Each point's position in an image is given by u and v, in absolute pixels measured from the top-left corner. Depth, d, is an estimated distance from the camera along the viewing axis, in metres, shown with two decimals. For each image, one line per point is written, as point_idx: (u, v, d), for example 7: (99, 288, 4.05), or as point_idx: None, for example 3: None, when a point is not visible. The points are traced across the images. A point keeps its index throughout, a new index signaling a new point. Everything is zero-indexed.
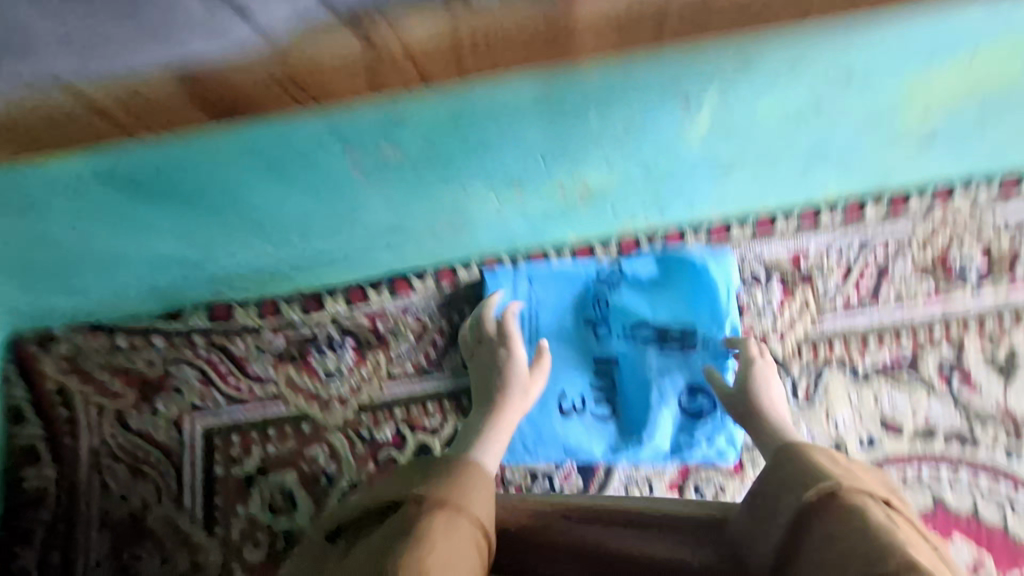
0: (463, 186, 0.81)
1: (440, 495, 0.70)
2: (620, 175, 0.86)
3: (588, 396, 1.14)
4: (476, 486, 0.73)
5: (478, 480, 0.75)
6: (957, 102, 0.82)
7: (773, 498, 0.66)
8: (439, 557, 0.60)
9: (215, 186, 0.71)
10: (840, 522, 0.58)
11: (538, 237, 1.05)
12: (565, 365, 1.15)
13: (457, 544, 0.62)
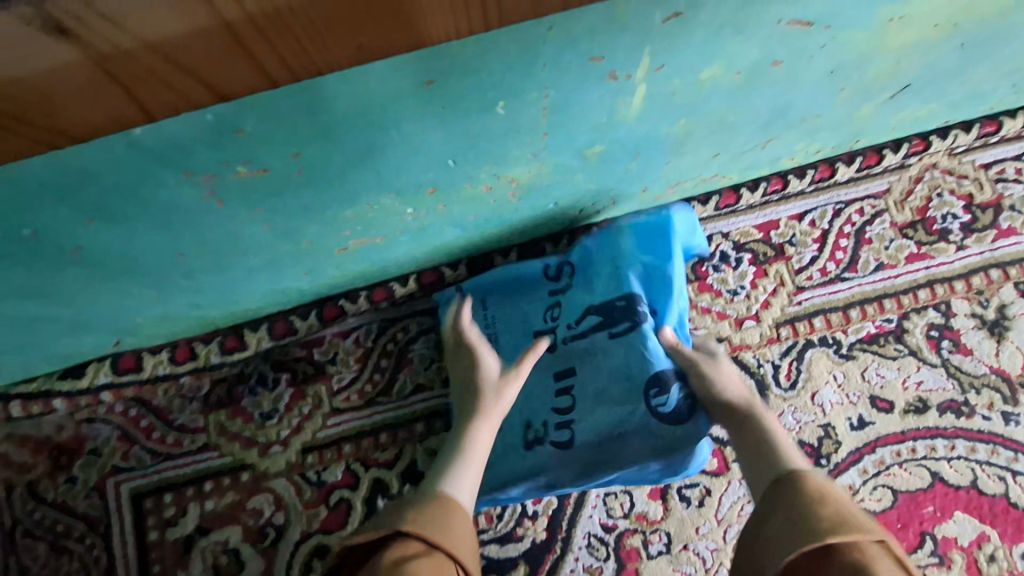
0: (366, 201, 0.68)
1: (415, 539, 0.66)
2: (553, 169, 0.73)
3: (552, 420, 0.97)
4: (455, 523, 0.71)
5: (459, 519, 0.73)
6: (935, 44, 0.69)
7: (770, 510, 0.69)
8: None
9: (34, 239, 0.56)
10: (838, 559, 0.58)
11: (478, 242, 0.93)
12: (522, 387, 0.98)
13: None
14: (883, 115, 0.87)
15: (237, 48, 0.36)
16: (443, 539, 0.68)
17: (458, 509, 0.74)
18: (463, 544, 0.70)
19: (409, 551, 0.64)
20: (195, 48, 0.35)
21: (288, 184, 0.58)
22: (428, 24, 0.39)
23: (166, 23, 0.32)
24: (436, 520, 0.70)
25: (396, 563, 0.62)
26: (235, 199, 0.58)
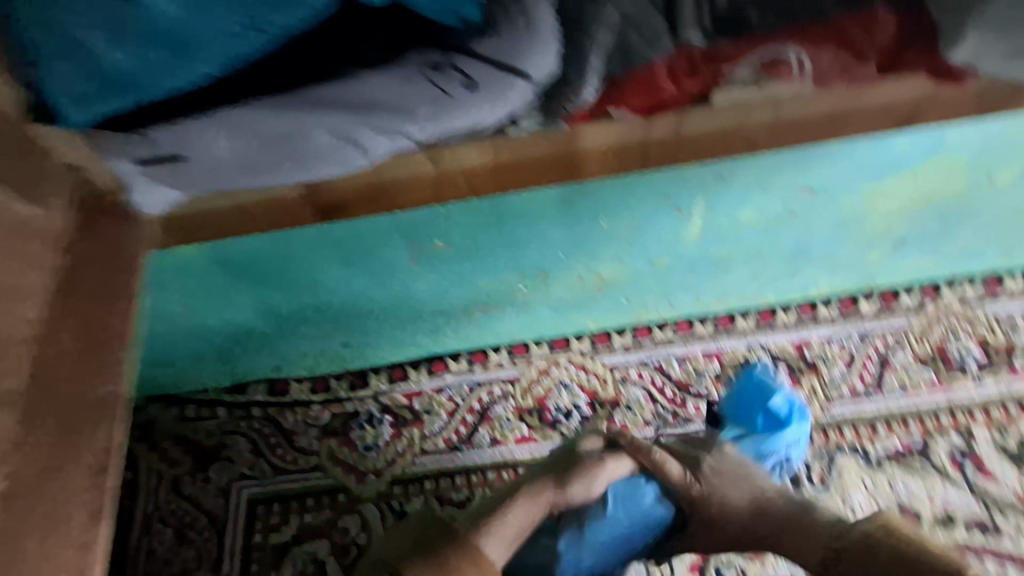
0: (498, 276, 0.97)
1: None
2: (631, 270, 1.01)
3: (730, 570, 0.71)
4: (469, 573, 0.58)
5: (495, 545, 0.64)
6: (916, 213, 0.94)
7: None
8: None
9: (297, 271, 0.87)
10: None
11: (561, 324, 1.19)
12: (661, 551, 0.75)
13: None
14: (890, 261, 1.12)
15: (495, 179, 0.59)
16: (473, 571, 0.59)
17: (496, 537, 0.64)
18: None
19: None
20: (478, 178, 0.59)
21: (461, 259, 0.89)
22: (603, 176, 0.63)
23: (470, 159, 0.56)
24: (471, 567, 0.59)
25: None
26: (427, 263, 0.88)
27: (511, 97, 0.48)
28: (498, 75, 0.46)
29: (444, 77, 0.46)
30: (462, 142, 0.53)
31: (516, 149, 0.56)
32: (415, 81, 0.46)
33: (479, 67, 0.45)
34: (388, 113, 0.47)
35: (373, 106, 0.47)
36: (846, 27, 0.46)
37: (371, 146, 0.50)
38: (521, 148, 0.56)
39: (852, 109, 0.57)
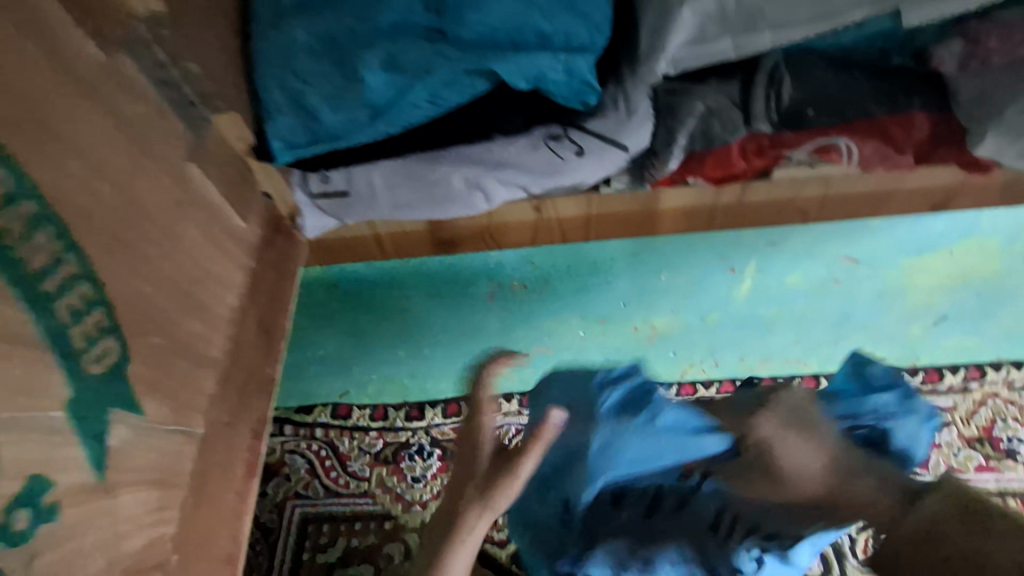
0: (560, 317, 1.02)
1: None
2: (682, 324, 1.06)
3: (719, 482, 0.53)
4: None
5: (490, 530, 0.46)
6: (954, 290, 1.00)
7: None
8: None
9: (394, 298, 1.02)
10: None
11: None
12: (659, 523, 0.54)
13: None
14: (932, 340, 1.17)
15: (584, 225, 0.71)
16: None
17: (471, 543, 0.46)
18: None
19: None
20: (569, 225, 0.71)
21: (535, 304, 1.01)
22: (673, 235, 0.74)
23: (567, 210, 0.69)
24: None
25: None
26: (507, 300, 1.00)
27: (610, 163, 0.60)
28: (601, 147, 0.59)
29: (559, 147, 0.59)
30: (563, 196, 0.66)
31: (605, 204, 0.68)
32: (535, 149, 0.59)
33: (589, 138, 0.58)
34: (510, 171, 0.61)
35: (500, 167, 0.60)
36: (890, 123, 0.57)
37: (493, 195, 0.62)
38: (609, 204, 0.68)
39: (896, 188, 0.67)
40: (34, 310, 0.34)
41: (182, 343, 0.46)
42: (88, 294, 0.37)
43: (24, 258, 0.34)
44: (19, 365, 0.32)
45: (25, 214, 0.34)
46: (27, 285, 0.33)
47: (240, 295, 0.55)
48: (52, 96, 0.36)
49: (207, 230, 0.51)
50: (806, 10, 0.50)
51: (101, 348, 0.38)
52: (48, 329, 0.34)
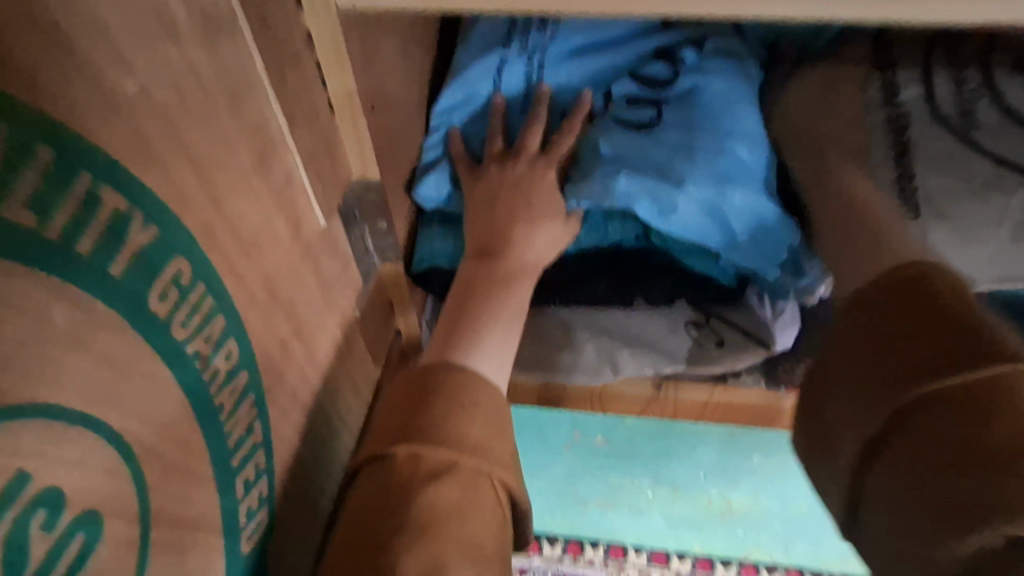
0: (631, 478, 1.01)
1: (423, 429, 0.41)
2: (760, 505, 1.01)
3: (691, 87, 0.53)
4: (491, 398, 0.44)
5: (484, 410, 0.44)
6: None
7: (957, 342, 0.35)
8: (473, 429, 0.42)
9: None
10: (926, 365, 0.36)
11: (666, 539, 1.12)
12: (594, 39, 0.56)
13: (485, 435, 0.42)
14: None
15: (699, 408, 0.68)
16: (459, 478, 0.39)
17: (482, 412, 0.43)
18: (503, 424, 0.44)
19: (447, 378, 0.44)
20: (684, 407, 0.69)
21: (620, 459, 0.97)
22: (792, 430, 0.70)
23: (690, 392, 0.66)
24: (374, 513, 0.38)
25: (453, 399, 0.43)
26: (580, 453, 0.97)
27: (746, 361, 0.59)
28: (741, 339, 0.59)
29: (703, 332, 0.60)
30: (687, 379, 0.64)
31: (726, 395, 0.66)
32: (664, 319, 0.61)
33: (732, 332, 0.59)
34: (637, 345, 0.61)
35: (627, 342, 0.61)
36: None
37: (624, 368, 0.60)
38: (732, 395, 0.65)
39: None
40: (207, 436, 0.30)
41: (310, 496, 0.44)
42: (261, 463, 0.36)
43: (220, 403, 0.31)
44: (199, 554, 0.30)
45: (225, 341, 0.31)
46: (226, 463, 0.32)
47: (359, 441, 0.53)
48: (286, 267, 0.37)
49: (353, 375, 0.51)
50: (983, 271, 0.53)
51: (255, 517, 0.36)
52: (221, 497, 0.32)
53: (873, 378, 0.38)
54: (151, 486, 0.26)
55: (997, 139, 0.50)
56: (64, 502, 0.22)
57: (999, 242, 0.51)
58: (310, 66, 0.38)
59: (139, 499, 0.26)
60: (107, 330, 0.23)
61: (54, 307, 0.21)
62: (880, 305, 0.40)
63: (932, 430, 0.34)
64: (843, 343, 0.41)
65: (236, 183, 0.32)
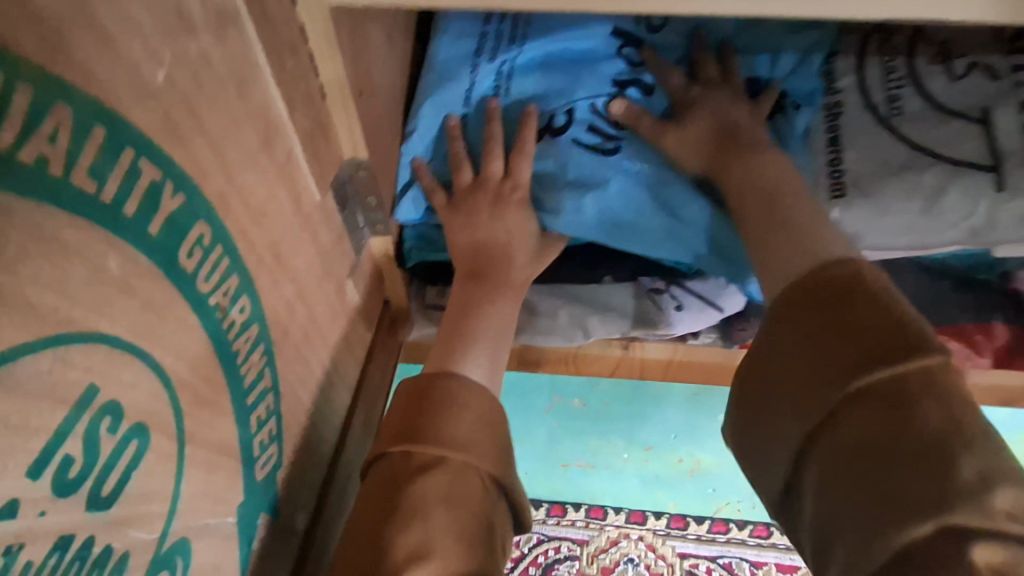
0: (608, 440, 1.08)
1: (420, 426, 0.47)
2: (727, 462, 1.09)
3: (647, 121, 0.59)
4: (479, 399, 0.49)
5: (475, 408, 0.48)
6: None
7: (872, 330, 0.38)
8: (464, 429, 0.47)
9: None
10: (844, 360, 0.38)
11: (643, 498, 1.20)
12: (560, 56, 0.60)
13: (477, 434, 0.47)
14: None
15: (663, 367, 0.75)
16: (448, 471, 0.44)
17: (472, 412, 0.48)
18: (495, 425, 0.49)
19: (441, 381, 0.50)
20: (650, 366, 0.75)
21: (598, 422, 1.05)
22: None
23: (655, 351, 0.72)
24: (378, 499, 0.44)
25: (444, 404, 0.48)
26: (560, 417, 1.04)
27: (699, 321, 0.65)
28: (697, 303, 0.65)
29: (664, 299, 0.66)
30: (652, 340, 0.70)
31: (687, 353, 0.72)
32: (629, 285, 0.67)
33: (690, 298, 0.65)
34: (605, 311, 0.67)
35: (595, 309, 0.67)
36: None
37: (594, 332, 0.67)
38: (693, 354, 0.72)
39: (978, 383, 0.68)
40: (226, 374, 0.36)
41: (313, 441, 0.50)
42: (271, 405, 0.41)
43: (237, 348, 0.37)
44: (223, 475, 0.36)
45: (240, 296, 0.37)
46: (242, 401, 0.38)
47: (354, 399, 0.59)
48: (289, 236, 0.43)
49: (348, 337, 0.56)
50: (904, 240, 0.57)
51: (267, 451, 0.41)
52: (238, 429, 0.37)
53: (805, 382, 0.40)
54: (185, 411, 0.32)
55: (915, 123, 0.58)
56: (122, 412, 0.27)
57: (914, 213, 0.56)
58: (305, 56, 0.43)
59: (175, 420, 0.31)
60: (149, 280, 0.29)
61: (110, 256, 0.26)
62: (800, 297, 0.42)
63: (857, 428, 0.36)
64: (768, 342, 0.43)
65: (246, 161, 0.37)
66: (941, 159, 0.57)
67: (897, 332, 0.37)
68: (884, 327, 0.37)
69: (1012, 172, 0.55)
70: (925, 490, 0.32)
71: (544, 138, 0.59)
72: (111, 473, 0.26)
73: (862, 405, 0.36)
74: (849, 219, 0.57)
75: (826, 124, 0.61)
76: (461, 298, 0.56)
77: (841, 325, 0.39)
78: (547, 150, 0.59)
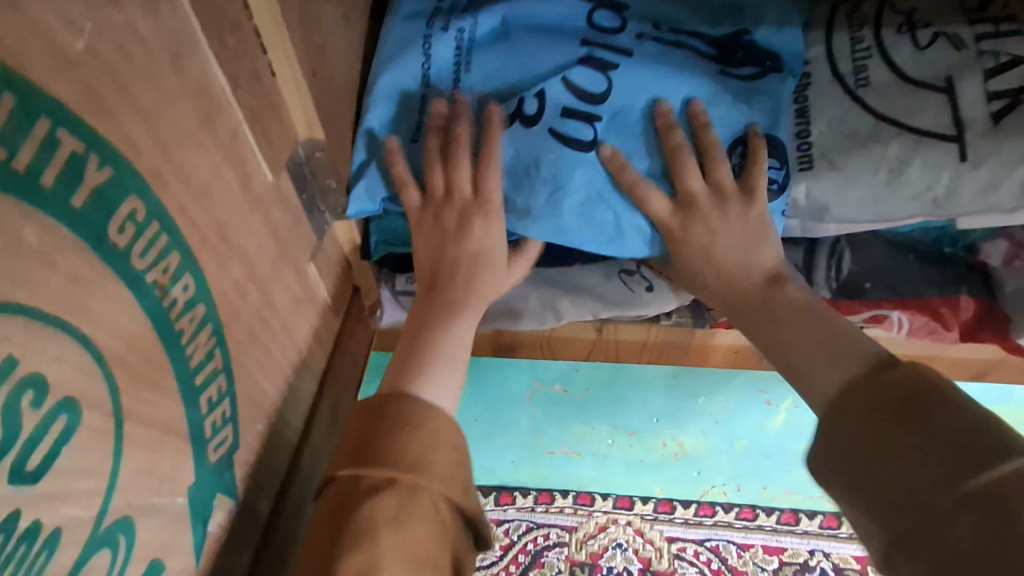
0: (592, 426, 1.08)
1: (372, 448, 0.47)
2: (711, 445, 1.10)
3: (619, 101, 0.56)
4: (432, 419, 0.49)
5: (428, 430, 0.48)
6: None
7: (942, 429, 0.39)
8: (417, 451, 0.47)
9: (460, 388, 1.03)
10: (931, 454, 0.39)
11: (629, 483, 1.20)
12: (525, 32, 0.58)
13: (434, 454, 0.47)
14: None
15: (638, 348, 0.75)
16: (398, 493, 0.44)
17: (424, 432, 0.48)
18: (451, 446, 0.49)
19: (392, 403, 0.50)
20: (625, 347, 0.75)
21: (580, 408, 1.04)
22: (726, 365, 0.77)
23: (628, 333, 0.72)
24: (328, 519, 0.44)
25: (397, 428, 0.48)
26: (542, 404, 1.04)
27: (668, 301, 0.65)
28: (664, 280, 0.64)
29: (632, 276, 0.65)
30: (625, 321, 0.70)
31: (661, 334, 0.72)
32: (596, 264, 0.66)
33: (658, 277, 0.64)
34: (574, 292, 0.67)
35: (564, 291, 0.67)
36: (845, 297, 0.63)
37: (565, 313, 0.67)
38: (667, 334, 0.72)
39: (949, 355, 0.68)
40: (169, 353, 0.35)
41: (275, 425, 0.50)
42: (223, 387, 0.41)
43: (181, 327, 0.36)
44: (169, 455, 0.36)
45: (182, 274, 0.36)
46: (190, 381, 0.37)
47: (321, 384, 0.59)
48: (237, 217, 0.42)
49: (312, 322, 0.56)
50: (867, 212, 0.58)
51: (220, 432, 0.41)
52: (186, 410, 0.37)
53: (893, 485, 0.40)
54: (121, 389, 0.31)
55: (880, 93, 0.58)
56: (47, 386, 0.27)
57: (877, 184, 0.56)
58: (250, 33, 0.42)
59: (110, 397, 0.31)
60: (73, 252, 0.28)
61: (26, 228, 0.26)
62: (870, 397, 0.44)
63: (951, 521, 0.36)
64: (842, 480, 0.44)
65: (184, 137, 0.36)
66: (907, 130, 0.57)
67: (978, 426, 0.39)
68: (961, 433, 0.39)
69: (975, 142, 0.55)
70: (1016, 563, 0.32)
71: (514, 125, 0.56)
72: (36, 447, 0.26)
73: (959, 501, 0.36)
74: (813, 192, 0.58)
75: (794, 95, 0.61)
76: (414, 323, 0.58)
77: (926, 428, 0.40)
78: (515, 135, 0.56)
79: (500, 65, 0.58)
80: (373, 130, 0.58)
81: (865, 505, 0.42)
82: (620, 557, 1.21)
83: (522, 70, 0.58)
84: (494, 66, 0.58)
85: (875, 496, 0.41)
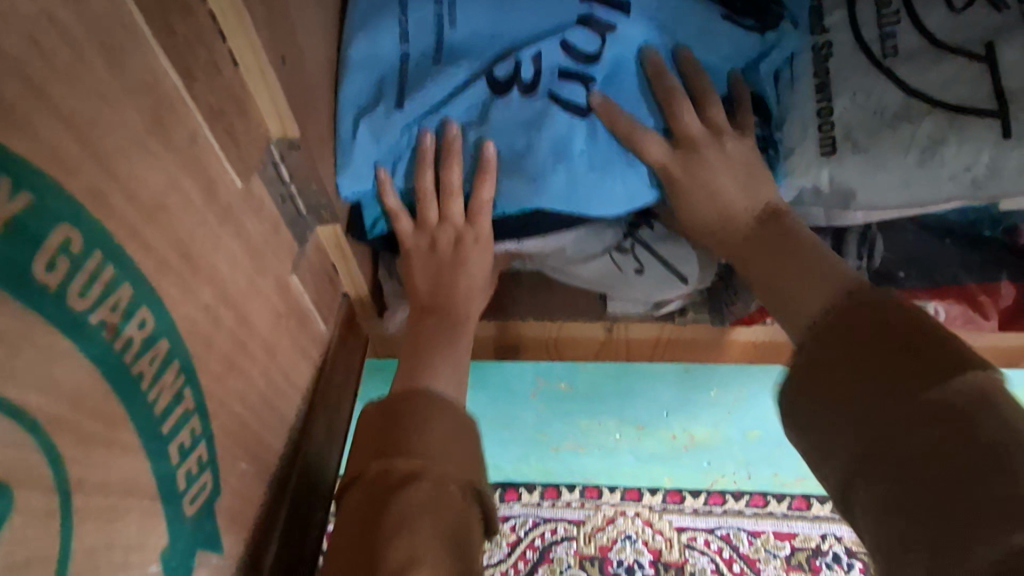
0: (599, 420, 1.04)
1: (393, 443, 0.44)
2: (722, 435, 1.06)
3: (616, 57, 0.52)
4: (449, 415, 0.47)
5: (443, 427, 0.46)
6: None
7: (907, 354, 0.37)
8: (439, 446, 0.44)
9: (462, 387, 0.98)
10: (891, 378, 0.37)
11: (637, 474, 1.17)
12: None
13: (455, 448, 0.45)
14: None
15: (650, 346, 0.70)
16: (425, 485, 0.41)
17: (443, 430, 0.45)
18: (472, 442, 0.46)
19: (409, 401, 0.47)
20: (636, 346, 0.70)
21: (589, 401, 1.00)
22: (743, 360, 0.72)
23: (640, 331, 0.67)
24: (357, 520, 0.40)
25: (415, 425, 0.45)
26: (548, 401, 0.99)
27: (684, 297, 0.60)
28: (662, 263, 0.59)
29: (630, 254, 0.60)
30: (635, 317, 0.65)
31: (674, 331, 0.67)
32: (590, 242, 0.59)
33: (652, 259, 0.59)
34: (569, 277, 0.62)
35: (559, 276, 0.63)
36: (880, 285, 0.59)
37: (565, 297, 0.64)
38: (681, 331, 0.67)
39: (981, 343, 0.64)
40: (126, 404, 0.30)
41: (261, 458, 0.45)
42: (197, 429, 0.36)
43: (139, 371, 0.31)
44: (135, 520, 0.31)
45: (138, 308, 0.31)
46: (155, 430, 0.32)
47: (311, 406, 0.53)
48: (202, 233, 0.37)
49: (297, 339, 0.51)
50: (899, 197, 0.53)
51: (198, 481, 0.36)
52: (153, 464, 0.32)
53: (858, 412, 0.38)
54: (69, 458, 0.26)
55: (910, 64, 0.53)
56: None
57: (909, 167, 0.51)
58: (204, 18, 0.36)
59: (56, 470, 0.26)
60: None
61: None
62: (842, 322, 0.41)
63: (914, 447, 0.34)
64: (807, 408, 0.41)
65: (130, 146, 0.30)
66: (941, 106, 0.51)
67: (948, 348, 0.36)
68: (929, 357, 0.36)
69: (1019, 117, 0.49)
70: (973, 487, 0.30)
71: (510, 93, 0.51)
72: None
73: (924, 420, 0.34)
74: (839, 178, 0.53)
75: (814, 67, 0.55)
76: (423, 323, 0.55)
77: (894, 351, 0.37)
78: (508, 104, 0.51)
79: (488, 20, 0.52)
80: (354, 102, 0.53)
81: (826, 434, 0.40)
82: (630, 549, 1.16)
83: (511, 30, 0.52)
84: (482, 24, 0.52)
85: (836, 423, 0.39)
